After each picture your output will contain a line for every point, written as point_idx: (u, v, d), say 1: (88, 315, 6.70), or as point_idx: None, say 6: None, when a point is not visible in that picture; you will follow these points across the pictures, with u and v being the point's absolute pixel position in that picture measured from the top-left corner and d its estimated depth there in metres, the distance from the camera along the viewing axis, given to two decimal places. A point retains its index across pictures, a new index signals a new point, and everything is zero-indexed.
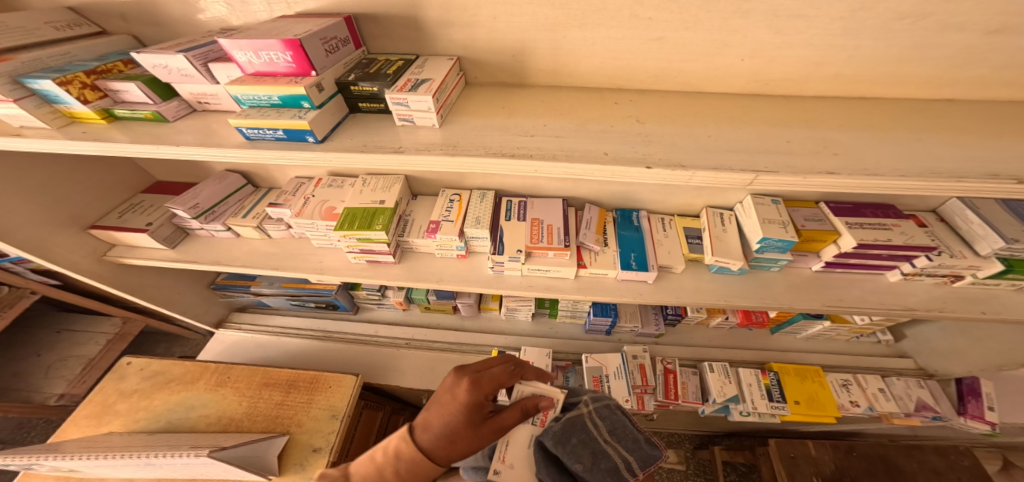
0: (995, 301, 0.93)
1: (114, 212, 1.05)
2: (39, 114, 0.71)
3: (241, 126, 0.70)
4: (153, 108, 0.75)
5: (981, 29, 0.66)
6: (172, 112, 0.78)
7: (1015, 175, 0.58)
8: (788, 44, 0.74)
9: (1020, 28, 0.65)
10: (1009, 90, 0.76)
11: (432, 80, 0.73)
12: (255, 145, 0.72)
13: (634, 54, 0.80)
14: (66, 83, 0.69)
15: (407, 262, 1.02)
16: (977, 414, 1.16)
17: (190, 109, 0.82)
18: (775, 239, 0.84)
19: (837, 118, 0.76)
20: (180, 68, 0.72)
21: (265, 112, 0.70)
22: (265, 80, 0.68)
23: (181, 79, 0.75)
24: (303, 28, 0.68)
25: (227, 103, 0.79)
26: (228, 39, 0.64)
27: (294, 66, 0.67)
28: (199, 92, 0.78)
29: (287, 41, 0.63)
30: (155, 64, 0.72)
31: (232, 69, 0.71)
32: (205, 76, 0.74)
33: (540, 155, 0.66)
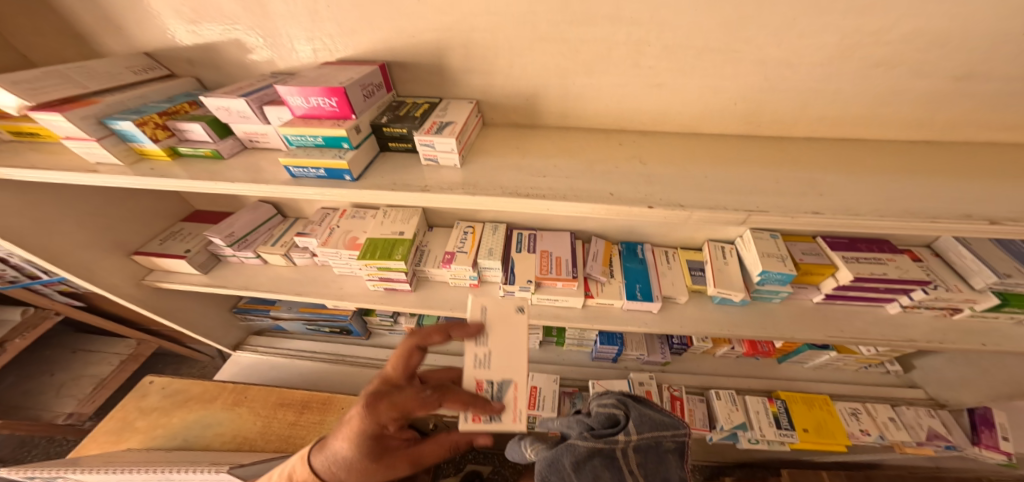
0: (997, 333, 0.95)
1: (156, 239, 1.12)
2: (115, 152, 0.79)
3: (289, 165, 0.78)
4: (212, 146, 0.84)
5: (952, 75, 0.73)
6: (228, 149, 0.86)
7: (988, 216, 0.63)
8: (778, 89, 0.81)
9: (988, 74, 0.72)
10: (985, 132, 0.82)
11: (455, 122, 0.81)
12: (301, 183, 0.78)
13: (637, 97, 0.88)
14: (143, 124, 0.77)
15: (422, 290, 1.06)
16: (991, 444, 1.15)
17: (241, 147, 0.90)
18: (775, 272, 0.88)
19: (827, 158, 0.82)
20: (240, 110, 0.80)
21: (310, 152, 0.78)
22: (312, 123, 0.76)
23: (238, 120, 0.82)
24: (345, 75, 0.76)
25: (275, 141, 0.87)
26: (286, 87, 0.72)
27: (337, 109, 0.75)
28: (251, 131, 0.85)
29: (332, 89, 0.71)
30: (218, 107, 0.80)
31: (283, 112, 0.79)
32: (259, 117, 0.81)
33: (552, 195, 0.72)
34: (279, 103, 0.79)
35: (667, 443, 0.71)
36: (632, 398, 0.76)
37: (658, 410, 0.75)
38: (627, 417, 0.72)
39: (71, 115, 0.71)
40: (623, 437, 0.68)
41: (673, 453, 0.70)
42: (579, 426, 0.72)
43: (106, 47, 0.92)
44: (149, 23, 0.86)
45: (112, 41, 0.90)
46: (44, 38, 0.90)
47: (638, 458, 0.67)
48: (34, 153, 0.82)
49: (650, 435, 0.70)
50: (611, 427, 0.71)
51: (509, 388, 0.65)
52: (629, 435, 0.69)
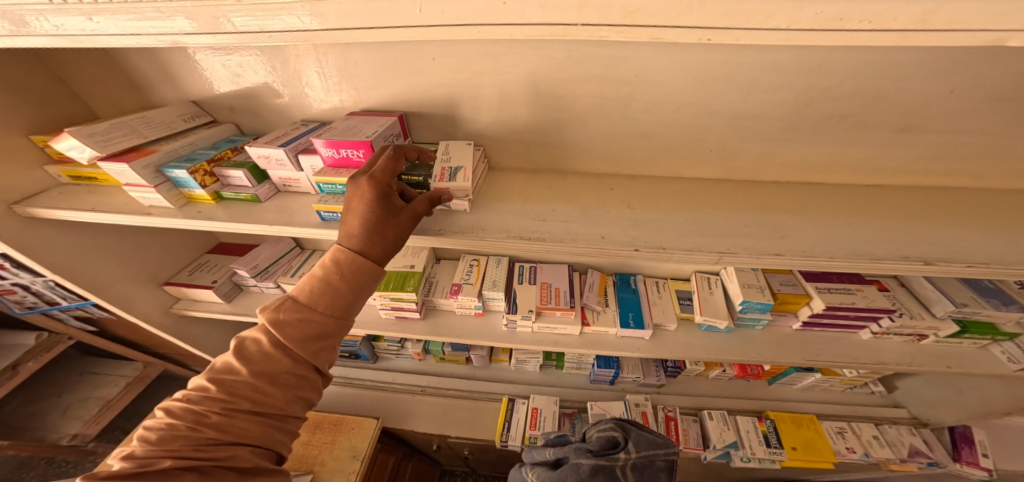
0: (959, 356, 1.04)
1: (186, 269, 1.21)
2: (168, 196, 0.90)
3: (321, 210, 0.86)
4: (251, 191, 0.93)
5: (894, 128, 0.85)
6: (264, 193, 0.96)
7: (925, 257, 0.73)
8: (748, 138, 0.93)
9: (925, 127, 0.84)
10: (930, 177, 0.93)
11: (463, 168, 0.87)
12: (331, 226, 0.87)
13: (626, 145, 0.99)
14: (195, 172, 0.87)
15: (431, 318, 1.15)
16: (972, 460, 1.21)
17: (275, 191, 1.00)
18: (755, 301, 0.97)
19: (793, 200, 0.93)
20: (277, 158, 0.89)
21: (339, 198, 0.87)
22: (342, 172, 0.85)
23: (275, 167, 0.91)
24: (371, 128, 0.87)
25: (305, 185, 0.97)
26: (320, 140, 0.82)
27: (364, 159, 0.84)
28: (285, 177, 0.95)
29: (361, 142, 0.80)
30: (258, 155, 0.89)
31: (315, 160, 0.88)
32: (293, 164, 0.90)
33: (550, 239, 0.82)
34: (313, 152, 0.89)
35: (660, 461, 0.78)
36: (629, 423, 0.83)
37: (650, 432, 0.83)
38: (627, 436, 0.79)
39: (137, 165, 0.81)
40: (624, 454, 0.75)
41: (664, 471, 0.77)
42: (580, 447, 0.78)
43: (156, 99, 1.04)
44: (199, 79, 0.99)
45: (164, 94, 1.03)
46: (105, 92, 1.03)
47: (634, 475, 0.74)
48: (90, 196, 0.92)
49: (647, 453, 0.77)
50: (612, 448, 0.78)
51: (459, 171, 0.87)
52: (629, 454, 0.76)
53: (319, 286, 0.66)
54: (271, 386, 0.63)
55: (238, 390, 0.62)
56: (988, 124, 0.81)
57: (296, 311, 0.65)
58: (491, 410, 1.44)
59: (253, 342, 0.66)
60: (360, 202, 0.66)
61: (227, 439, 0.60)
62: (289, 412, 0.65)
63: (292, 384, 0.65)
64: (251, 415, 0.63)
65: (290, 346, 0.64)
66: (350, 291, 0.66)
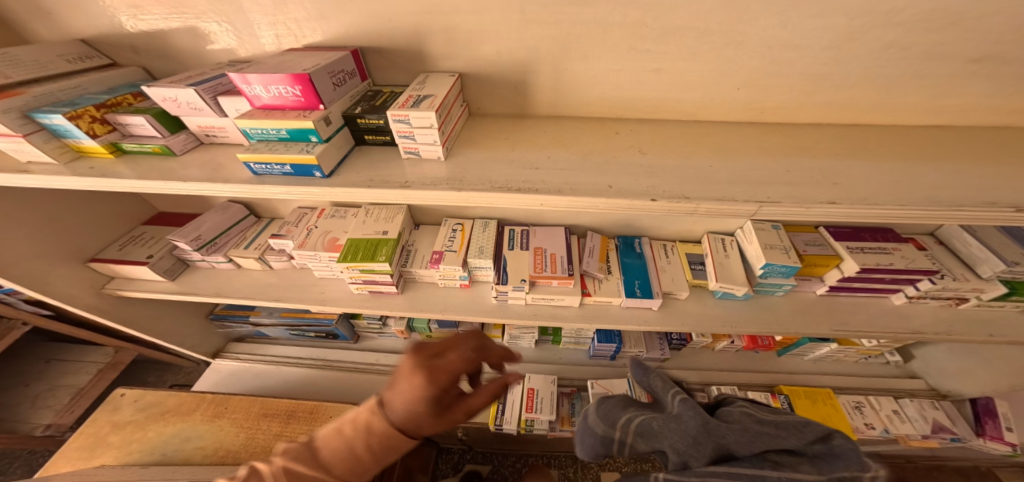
0: (1002, 324, 0.90)
1: (114, 245, 1.04)
2: (46, 149, 0.73)
3: (248, 161, 0.72)
4: (161, 142, 0.78)
5: (965, 59, 0.68)
6: (179, 145, 0.80)
7: (1012, 203, 0.60)
8: (782, 73, 0.74)
9: (1004, 57, 0.67)
10: (997, 117, 0.78)
11: (435, 95, 0.72)
12: (263, 180, 0.73)
13: (630, 84, 0.81)
14: (77, 117, 0.71)
15: (410, 292, 1.01)
16: (996, 435, 1.15)
17: (197, 142, 0.84)
18: (778, 265, 0.83)
19: (833, 145, 0.77)
20: (189, 101, 0.74)
21: (273, 146, 0.72)
22: (273, 114, 0.69)
23: (189, 112, 0.76)
24: (311, 61, 0.70)
25: (234, 135, 0.81)
26: (240, 74, 0.65)
27: (302, 99, 0.68)
28: (206, 124, 0.79)
29: (296, 76, 0.64)
30: (164, 98, 0.73)
31: (240, 103, 0.73)
32: (213, 108, 0.75)
33: (546, 188, 0.67)
34: (236, 93, 0.73)
35: None
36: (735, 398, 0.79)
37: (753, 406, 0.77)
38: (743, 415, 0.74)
39: None
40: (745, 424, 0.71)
41: None
42: None
43: (43, 31, 0.83)
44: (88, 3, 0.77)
45: (52, 25, 0.81)
46: None
47: None
48: None
49: None
50: None
51: (427, 98, 0.70)
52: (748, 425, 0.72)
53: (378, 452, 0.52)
54: None
55: None
56: None
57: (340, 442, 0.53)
58: None
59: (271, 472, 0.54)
60: (404, 383, 0.51)
61: None
62: None
63: None
64: None
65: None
66: (395, 454, 0.54)
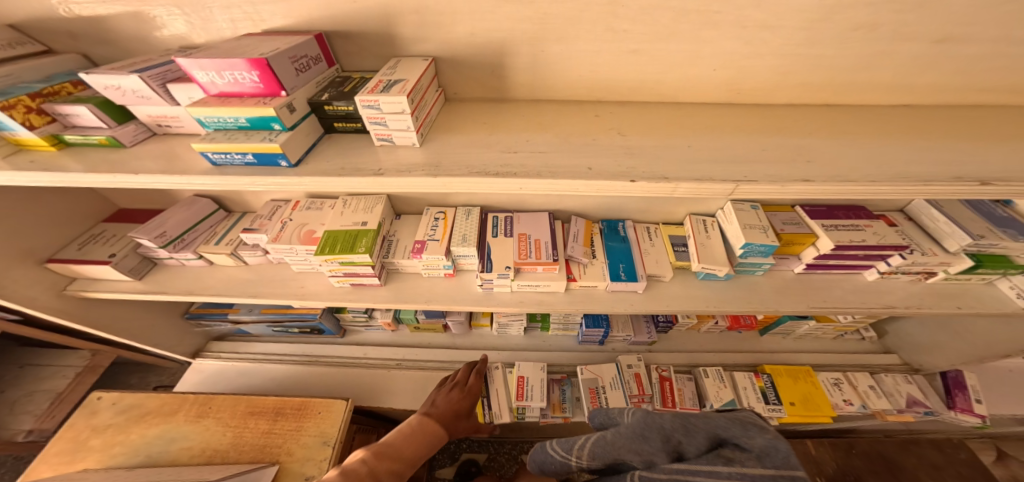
0: (968, 296, 0.94)
1: (72, 245, 0.99)
2: None
3: (206, 151, 0.69)
4: (108, 133, 0.75)
5: (930, 39, 0.69)
6: (128, 136, 0.78)
7: (977, 177, 0.61)
8: (756, 54, 0.74)
9: (967, 37, 0.68)
10: (963, 96, 0.79)
11: (406, 80, 0.69)
12: (225, 171, 0.71)
13: (605, 67, 0.80)
14: (9, 107, 0.68)
15: (393, 283, 0.99)
16: (966, 407, 1.20)
17: (149, 133, 0.83)
18: (757, 244, 0.85)
19: (807, 124, 0.78)
20: (135, 89, 0.73)
21: (232, 135, 0.69)
22: (231, 101, 0.67)
23: (136, 101, 0.75)
24: (270, 46, 0.67)
25: (189, 125, 0.80)
26: (189, 59, 0.62)
27: (261, 85, 0.66)
28: (157, 114, 0.78)
29: (253, 61, 0.62)
30: (106, 86, 0.72)
31: (192, 90, 0.72)
32: (163, 97, 0.74)
33: (524, 172, 0.66)
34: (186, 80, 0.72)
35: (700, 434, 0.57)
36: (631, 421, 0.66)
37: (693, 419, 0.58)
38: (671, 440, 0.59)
39: None
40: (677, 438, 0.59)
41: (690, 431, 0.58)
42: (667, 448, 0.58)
43: None
44: None
45: None
46: None
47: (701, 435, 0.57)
48: None
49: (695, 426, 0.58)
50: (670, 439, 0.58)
51: (399, 83, 0.68)
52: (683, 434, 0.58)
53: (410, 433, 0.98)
54: None
55: None
56: None
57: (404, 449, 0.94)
58: None
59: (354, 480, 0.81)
60: None
61: None
62: None
63: None
64: None
65: None
66: None
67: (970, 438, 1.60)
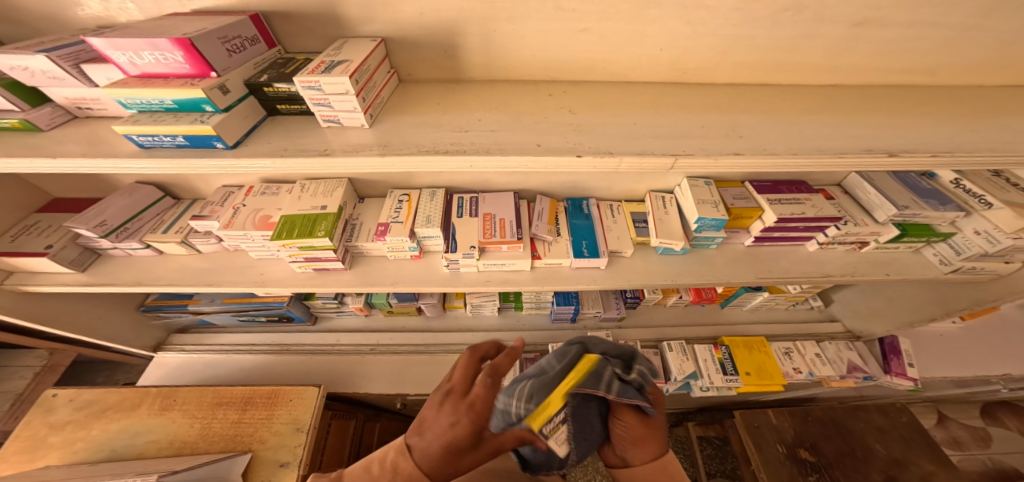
0: (897, 264, 1.00)
1: (4, 237, 0.93)
2: None
3: (129, 133, 0.67)
4: (20, 116, 0.71)
5: (853, 21, 0.73)
6: (44, 119, 0.74)
7: (889, 149, 0.67)
8: (698, 34, 0.76)
9: (886, 20, 0.72)
10: (887, 76, 0.84)
11: (350, 61, 0.68)
12: (156, 154, 0.69)
13: (554, 46, 0.80)
14: None
15: (358, 267, 0.99)
16: (900, 372, 1.26)
17: (68, 116, 0.79)
18: (708, 219, 0.89)
19: (748, 102, 0.81)
20: (44, 70, 0.68)
21: (159, 117, 0.67)
22: (154, 82, 0.65)
23: (49, 83, 0.70)
24: (196, 26, 0.64)
25: (111, 107, 0.77)
26: (98, 38, 0.59)
27: (189, 66, 0.64)
28: (75, 97, 0.74)
29: (176, 40, 0.59)
30: (12, 66, 0.67)
31: (109, 71, 0.69)
32: (77, 78, 0.70)
33: (473, 150, 0.67)
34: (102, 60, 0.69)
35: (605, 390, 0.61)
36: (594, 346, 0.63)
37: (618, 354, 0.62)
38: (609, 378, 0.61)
39: None
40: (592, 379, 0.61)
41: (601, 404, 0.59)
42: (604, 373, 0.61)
43: None
44: None
45: None
46: None
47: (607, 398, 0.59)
48: None
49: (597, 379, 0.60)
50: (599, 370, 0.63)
51: (341, 64, 0.67)
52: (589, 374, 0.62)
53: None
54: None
55: None
56: (954, 10, 0.70)
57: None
58: (450, 362, 1.35)
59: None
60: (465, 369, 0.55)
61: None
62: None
63: None
64: None
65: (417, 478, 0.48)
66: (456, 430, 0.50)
67: (909, 398, 1.76)
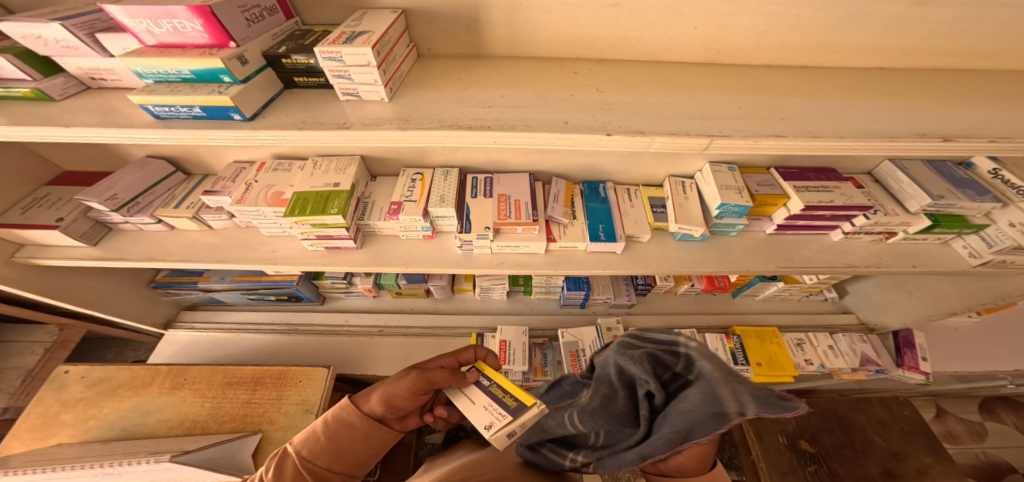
0: (924, 256, 0.97)
1: (16, 208, 0.92)
2: None
3: (145, 103, 0.64)
4: (32, 85, 0.68)
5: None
6: (57, 89, 0.71)
7: (941, 134, 0.63)
8: (739, 11, 0.72)
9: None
10: (933, 59, 0.80)
11: (372, 32, 0.65)
12: (171, 125, 0.66)
13: (584, 21, 0.76)
14: None
15: (370, 246, 0.97)
16: (914, 366, 1.29)
17: (81, 86, 0.76)
18: (732, 205, 0.85)
19: (785, 85, 0.77)
20: (58, 38, 0.66)
21: (176, 88, 0.64)
22: (171, 52, 0.62)
23: (62, 52, 0.68)
24: None
25: (126, 78, 0.74)
26: (114, 5, 0.57)
27: (207, 36, 0.61)
28: (89, 67, 0.72)
29: (194, 7, 0.56)
30: (24, 34, 0.65)
31: (126, 40, 0.66)
32: (93, 48, 0.68)
33: (498, 126, 0.64)
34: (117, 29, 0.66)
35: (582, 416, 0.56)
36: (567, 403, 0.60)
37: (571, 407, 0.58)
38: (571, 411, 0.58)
39: None
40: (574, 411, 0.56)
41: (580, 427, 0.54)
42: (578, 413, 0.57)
43: None
44: None
45: None
46: None
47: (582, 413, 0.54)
48: None
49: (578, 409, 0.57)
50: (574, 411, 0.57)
51: (364, 34, 0.64)
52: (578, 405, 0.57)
53: (332, 426, 0.64)
54: (350, 417, 0.65)
55: (327, 430, 0.64)
56: None
57: (305, 438, 0.64)
58: (457, 346, 1.35)
59: (275, 472, 0.61)
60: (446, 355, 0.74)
61: (344, 426, 0.64)
62: (341, 426, 0.64)
63: (338, 429, 0.64)
64: (323, 458, 0.62)
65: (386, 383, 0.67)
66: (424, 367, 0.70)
67: (911, 392, 1.77)
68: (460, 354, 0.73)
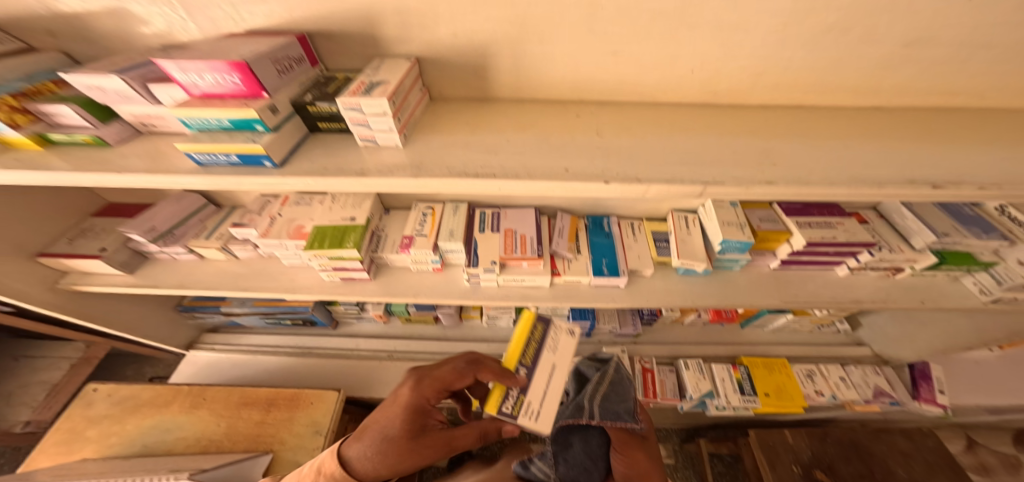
0: (933, 291, 0.97)
1: (61, 239, 1.00)
2: None
3: (190, 151, 0.71)
4: (92, 133, 0.77)
5: (900, 42, 0.71)
6: (113, 135, 0.80)
7: (931, 181, 0.65)
8: (733, 55, 0.76)
9: (933, 42, 0.71)
10: (929, 98, 0.82)
11: (388, 82, 0.71)
12: (211, 171, 0.73)
13: (586, 67, 0.82)
14: None
15: (383, 277, 1.01)
16: (929, 398, 1.23)
17: (134, 132, 0.84)
18: (734, 241, 0.87)
19: (780, 127, 0.80)
20: (117, 89, 0.74)
21: (215, 137, 0.71)
22: (212, 102, 0.69)
23: (119, 100, 0.76)
24: (252, 49, 0.68)
25: (174, 125, 0.81)
26: (167, 61, 0.65)
27: (244, 87, 0.68)
28: (142, 114, 0.80)
29: (234, 64, 0.63)
30: (88, 86, 0.74)
31: (174, 90, 0.73)
32: (145, 96, 0.75)
33: (502, 174, 0.69)
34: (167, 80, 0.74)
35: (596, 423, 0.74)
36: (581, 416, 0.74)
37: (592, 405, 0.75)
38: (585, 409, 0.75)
39: None
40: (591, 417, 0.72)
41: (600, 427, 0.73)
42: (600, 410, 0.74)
43: None
44: None
45: None
46: None
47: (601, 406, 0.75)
48: None
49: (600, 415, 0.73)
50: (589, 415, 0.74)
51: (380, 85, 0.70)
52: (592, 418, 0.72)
53: None
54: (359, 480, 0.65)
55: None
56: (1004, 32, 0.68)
57: None
58: None
59: None
60: (432, 383, 0.71)
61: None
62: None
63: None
64: None
65: (395, 455, 0.65)
66: (427, 415, 0.69)
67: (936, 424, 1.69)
68: (451, 381, 0.71)
